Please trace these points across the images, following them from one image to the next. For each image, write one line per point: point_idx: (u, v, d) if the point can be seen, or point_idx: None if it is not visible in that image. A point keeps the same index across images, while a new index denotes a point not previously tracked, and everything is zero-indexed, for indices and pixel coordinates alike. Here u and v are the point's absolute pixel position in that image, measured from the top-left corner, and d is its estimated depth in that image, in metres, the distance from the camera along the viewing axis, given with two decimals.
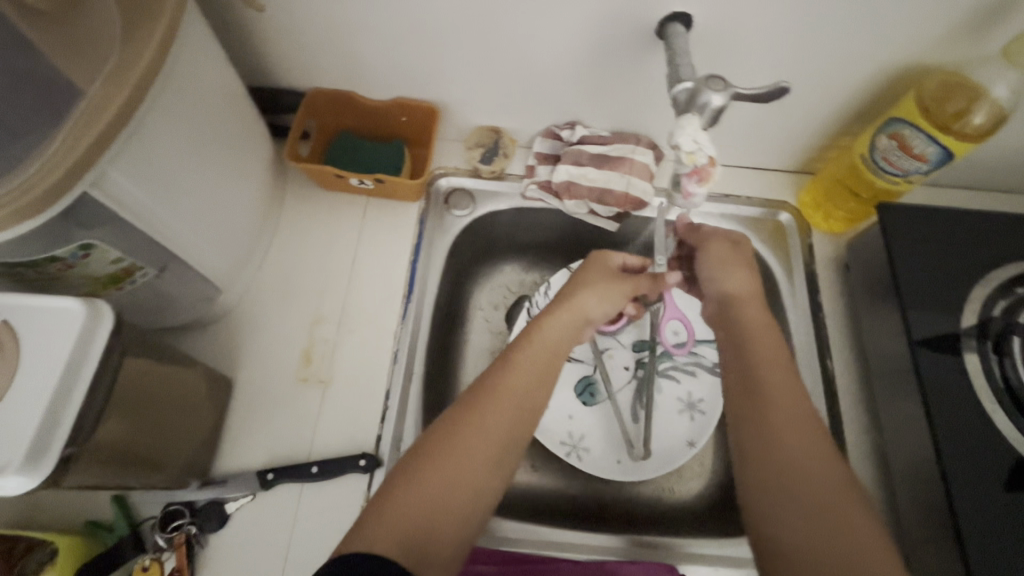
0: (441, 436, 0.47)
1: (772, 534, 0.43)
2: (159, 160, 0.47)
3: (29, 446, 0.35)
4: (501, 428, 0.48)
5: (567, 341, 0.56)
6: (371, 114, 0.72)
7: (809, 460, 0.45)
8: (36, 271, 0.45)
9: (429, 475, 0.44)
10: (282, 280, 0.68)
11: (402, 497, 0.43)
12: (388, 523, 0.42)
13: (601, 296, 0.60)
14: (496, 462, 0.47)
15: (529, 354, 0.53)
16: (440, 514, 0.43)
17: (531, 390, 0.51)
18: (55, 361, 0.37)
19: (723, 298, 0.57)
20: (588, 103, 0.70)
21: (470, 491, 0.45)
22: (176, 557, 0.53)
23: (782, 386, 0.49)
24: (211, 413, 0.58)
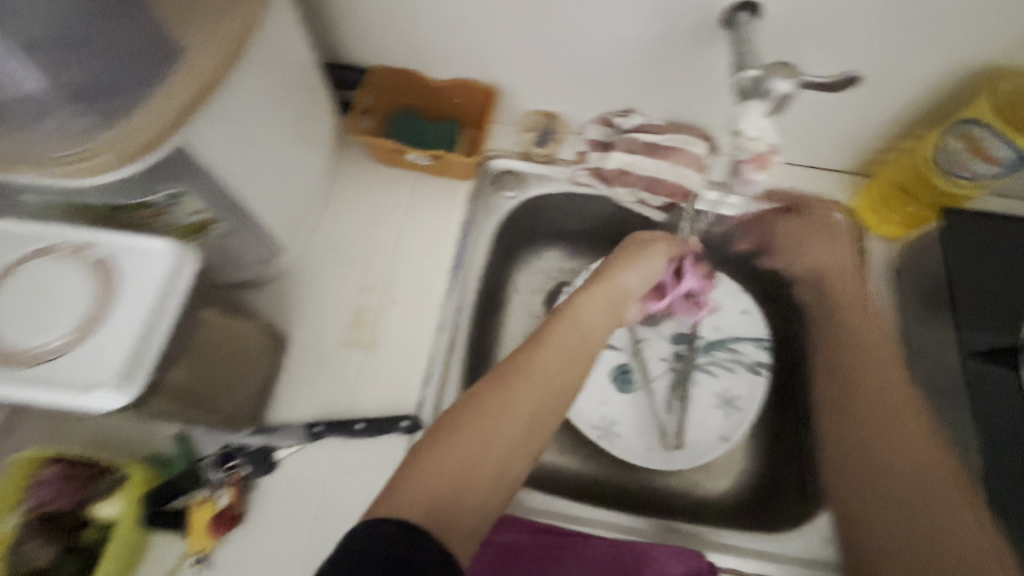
0: (476, 401, 0.50)
1: (866, 532, 0.58)
2: (238, 117, 0.49)
3: (123, 370, 0.37)
4: (529, 408, 0.50)
5: (600, 319, 0.59)
6: (428, 93, 0.74)
7: (898, 461, 0.59)
8: (126, 216, 0.49)
9: (455, 444, 0.46)
10: (337, 247, 0.70)
11: (435, 456, 0.46)
12: (421, 486, 0.43)
13: (633, 267, 0.64)
14: (528, 433, 0.49)
15: (563, 339, 0.55)
16: (462, 482, 0.45)
17: (563, 368, 0.54)
18: (148, 297, 0.40)
19: (812, 269, 0.73)
20: (647, 91, 0.70)
21: (496, 464, 0.47)
22: (231, 493, 0.56)
23: (880, 395, 0.64)
24: (266, 364, 0.62)
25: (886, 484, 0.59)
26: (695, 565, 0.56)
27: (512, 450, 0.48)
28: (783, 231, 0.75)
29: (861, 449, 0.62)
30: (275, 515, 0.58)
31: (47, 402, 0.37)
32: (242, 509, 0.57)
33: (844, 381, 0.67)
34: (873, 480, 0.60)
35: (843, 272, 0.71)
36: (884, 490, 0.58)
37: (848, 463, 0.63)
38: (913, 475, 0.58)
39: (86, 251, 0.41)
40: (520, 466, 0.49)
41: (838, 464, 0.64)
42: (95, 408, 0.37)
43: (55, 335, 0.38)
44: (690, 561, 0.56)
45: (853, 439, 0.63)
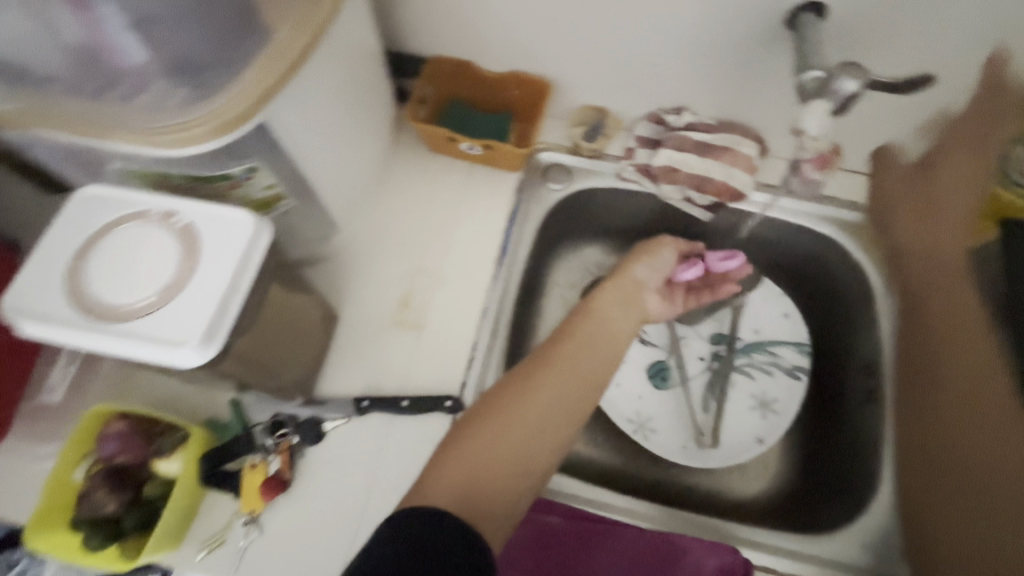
0: (494, 399, 0.51)
1: (938, 523, 0.53)
2: (313, 99, 0.52)
3: (205, 330, 0.40)
4: (552, 402, 0.51)
5: (619, 312, 0.60)
6: (484, 85, 0.75)
7: (977, 447, 0.53)
8: (208, 187, 0.51)
9: (477, 437, 0.48)
10: (387, 230, 0.72)
11: (455, 455, 0.47)
12: (442, 477, 0.45)
13: (645, 262, 0.64)
14: (546, 428, 0.50)
15: (584, 336, 0.56)
16: (485, 474, 0.46)
17: (580, 360, 0.54)
18: (227, 264, 0.42)
19: (897, 246, 0.64)
20: (701, 88, 0.71)
21: (518, 456, 0.48)
22: (280, 459, 0.59)
23: (961, 370, 0.57)
24: (318, 338, 0.64)
25: (969, 470, 0.53)
26: (729, 561, 0.56)
27: (535, 442, 0.49)
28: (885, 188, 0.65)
29: (947, 446, 0.55)
30: (322, 483, 0.60)
31: (136, 355, 0.40)
32: (290, 475, 0.60)
33: (928, 358, 0.59)
34: (960, 472, 0.53)
35: (951, 245, 0.60)
36: (957, 479, 0.53)
37: (941, 463, 0.55)
38: (995, 462, 0.52)
39: (172, 218, 0.44)
40: (548, 457, 0.49)
41: (916, 451, 0.57)
42: (180, 363, 0.40)
43: (143, 295, 0.41)
44: (724, 556, 0.56)
45: (932, 427, 0.56)
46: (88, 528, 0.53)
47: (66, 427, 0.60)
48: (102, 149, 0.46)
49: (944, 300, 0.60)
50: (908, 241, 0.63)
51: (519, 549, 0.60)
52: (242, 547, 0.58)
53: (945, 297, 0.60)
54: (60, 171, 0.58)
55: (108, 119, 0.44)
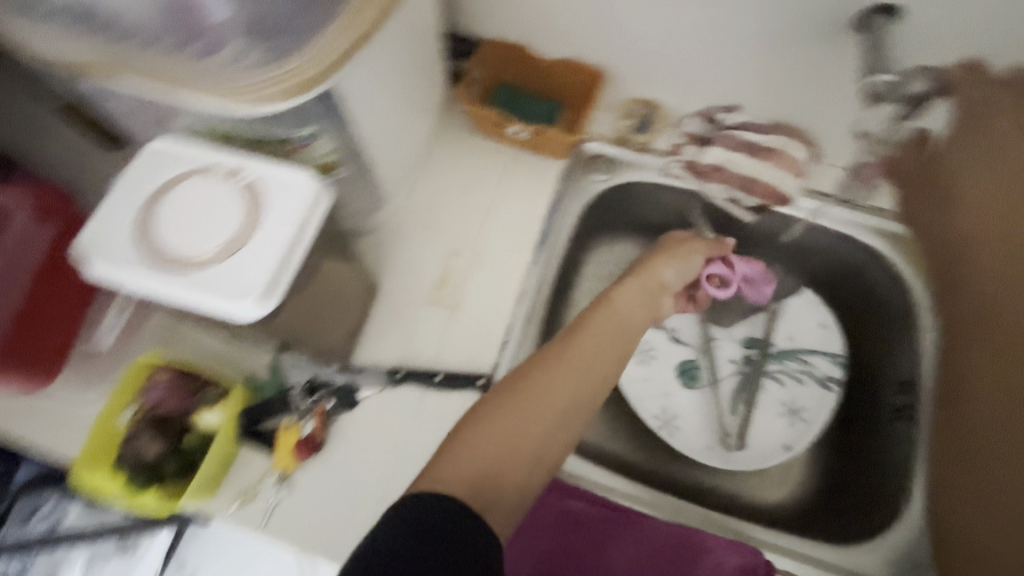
0: (511, 387, 0.49)
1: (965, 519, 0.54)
2: (379, 70, 0.53)
3: (265, 286, 0.41)
4: (569, 390, 0.49)
5: (640, 309, 0.59)
6: (537, 70, 0.75)
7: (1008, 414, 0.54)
8: (269, 147, 0.52)
9: (492, 422, 0.46)
10: (428, 207, 0.72)
11: (469, 444, 0.44)
12: (456, 461, 0.43)
13: (674, 263, 0.64)
14: (563, 419, 0.48)
15: (599, 326, 0.55)
16: (501, 459, 0.44)
17: (599, 352, 0.53)
18: (289, 224, 0.43)
19: (956, 233, 0.58)
20: (758, 88, 0.70)
21: (534, 444, 0.46)
22: (314, 422, 0.60)
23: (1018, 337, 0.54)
24: (357, 308, 0.65)
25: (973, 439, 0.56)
26: (749, 560, 0.56)
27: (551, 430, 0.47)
28: (944, 153, 0.58)
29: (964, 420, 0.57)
30: (352, 448, 0.61)
31: (204, 309, 0.42)
32: (324, 438, 0.61)
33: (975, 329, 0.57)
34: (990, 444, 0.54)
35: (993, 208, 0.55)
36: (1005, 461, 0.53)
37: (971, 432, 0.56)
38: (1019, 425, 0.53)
39: (235, 174, 0.45)
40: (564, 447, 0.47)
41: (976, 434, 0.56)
42: (242, 317, 0.42)
43: (207, 249, 0.43)
44: (747, 556, 0.56)
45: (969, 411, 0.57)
46: (131, 471, 0.56)
47: (114, 373, 0.62)
48: (169, 101, 0.47)
49: (992, 260, 0.56)
50: (964, 228, 0.57)
51: (543, 530, 0.58)
52: (272, 503, 0.59)
53: (973, 263, 0.57)
54: (125, 126, 0.60)
55: (182, 71, 0.45)
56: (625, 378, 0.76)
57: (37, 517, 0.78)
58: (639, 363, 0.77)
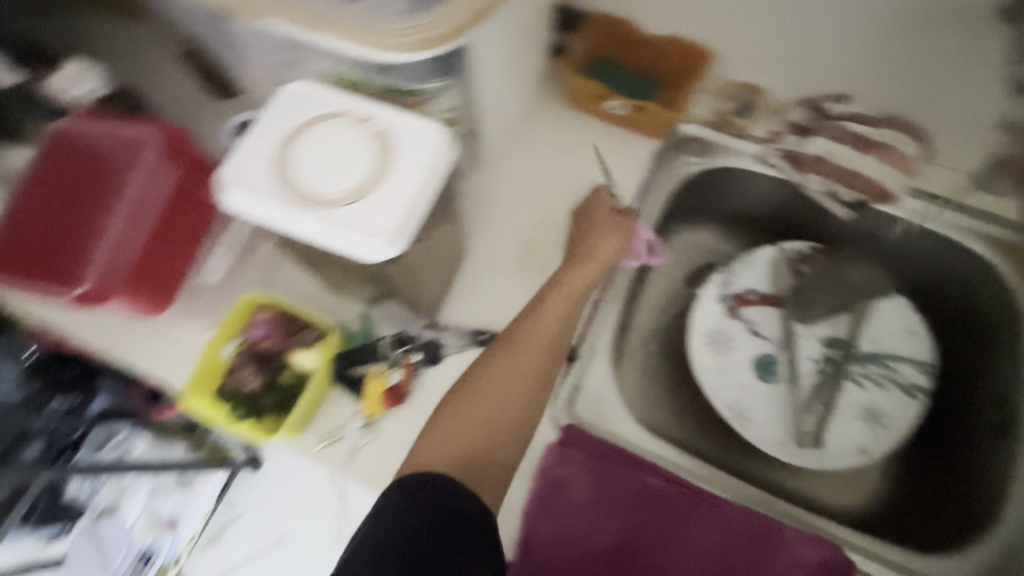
0: (472, 376, 0.55)
1: None
2: (507, 32, 0.55)
3: (398, 231, 0.44)
4: (525, 369, 0.56)
5: (587, 284, 0.62)
6: (641, 47, 0.75)
7: None
8: (394, 102, 0.54)
9: (461, 407, 0.53)
10: (519, 177, 0.73)
11: (442, 432, 0.52)
12: (431, 442, 0.51)
13: (608, 239, 0.65)
14: (526, 399, 0.55)
15: (547, 305, 0.60)
16: (468, 437, 0.52)
17: (546, 332, 0.58)
18: (421, 172, 0.45)
19: None
20: (870, 77, 0.69)
21: (498, 420, 0.53)
22: (403, 372, 0.62)
23: None
24: (450, 268, 0.66)
25: None
26: (831, 556, 0.57)
27: (512, 404, 0.54)
28: None
29: None
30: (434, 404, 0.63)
31: (339, 248, 0.44)
32: (410, 388, 0.63)
33: None
34: None
35: None
36: None
37: None
38: None
39: (369, 121, 0.47)
40: (528, 415, 0.55)
41: None
42: (371, 258, 0.44)
43: (340, 187, 0.45)
44: (827, 550, 0.57)
45: None
46: (231, 400, 0.59)
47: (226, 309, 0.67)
48: (314, 43, 0.50)
49: None
50: None
51: (618, 499, 0.59)
52: (356, 446, 0.62)
53: None
54: (253, 73, 0.63)
55: (331, 14, 0.48)
56: (699, 366, 0.75)
57: (109, 445, 0.78)
58: (715, 353, 0.76)
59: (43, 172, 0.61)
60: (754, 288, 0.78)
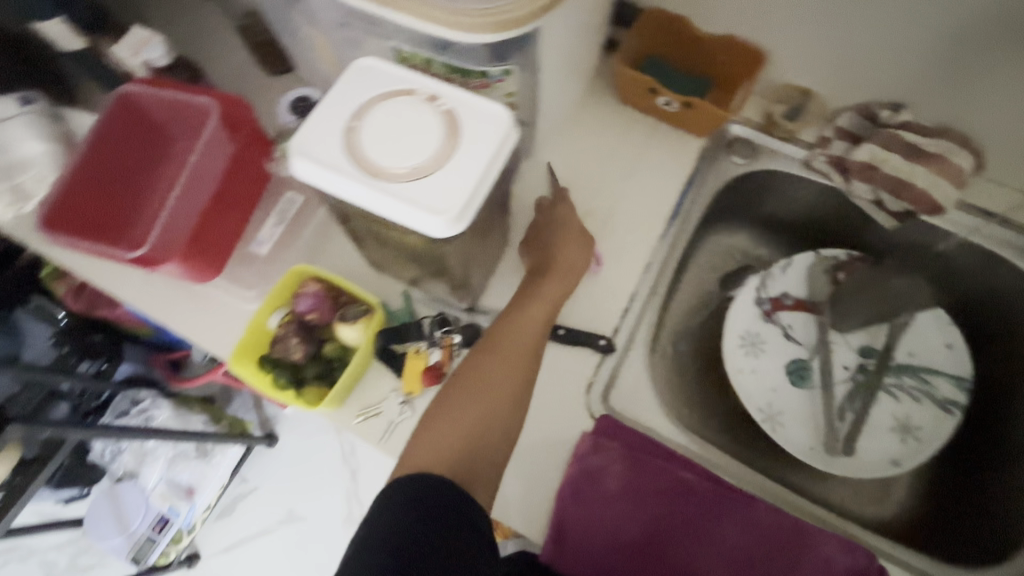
0: (444, 396, 0.55)
1: None
2: (572, 22, 0.55)
3: (462, 208, 0.44)
4: (491, 384, 0.55)
5: (558, 292, 0.61)
6: (694, 45, 0.74)
7: None
8: (463, 82, 0.55)
9: (432, 427, 0.52)
10: (564, 167, 0.73)
11: (423, 451, 0.51)
12: (404, 467, 0.50)
13: (573, 247, 0.64)
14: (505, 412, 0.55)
15: (512, 320, 0.59)
16: (439, 457, 0.50)
17: (516, 342, 0.58)
18: (487, 153, 0.46)
19: None
20: (927, 87, 0.68)
21: (472, 439, 0.52)
22: (442, 353, 0.62)
23: None
24: (494, 253, 0.67)
25: None
26: (861, 564, 0.57)
27: (484, 422, 0.53)
28: None
29: None
30: None
31: (403, 222, 0.45)
32: (447, 368, 0.63)
33: None
34: None
35: None
36: None
37: None
38: None
39: (437, 101, 0.47)
40: (503, 433, 0.54)
41: None
42: (433, 233, 0.45)
43: (407, 163, 0.45)
44: (858, 558, 0.57)
45: None
46: (274, 368, 0.60)
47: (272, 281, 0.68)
48: (388, 21, 0.51)
49: None
50: None
51: (651, 491, 0.60)
52: (393, 422, 0.62)
53: None
54: (314, 49, 0.64)
55: None
56: (732, 367, 0.75)
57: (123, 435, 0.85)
58: (749, 355, 0.76)
59: (103, 138, 0.62)
60: (789, 292, 0.78)
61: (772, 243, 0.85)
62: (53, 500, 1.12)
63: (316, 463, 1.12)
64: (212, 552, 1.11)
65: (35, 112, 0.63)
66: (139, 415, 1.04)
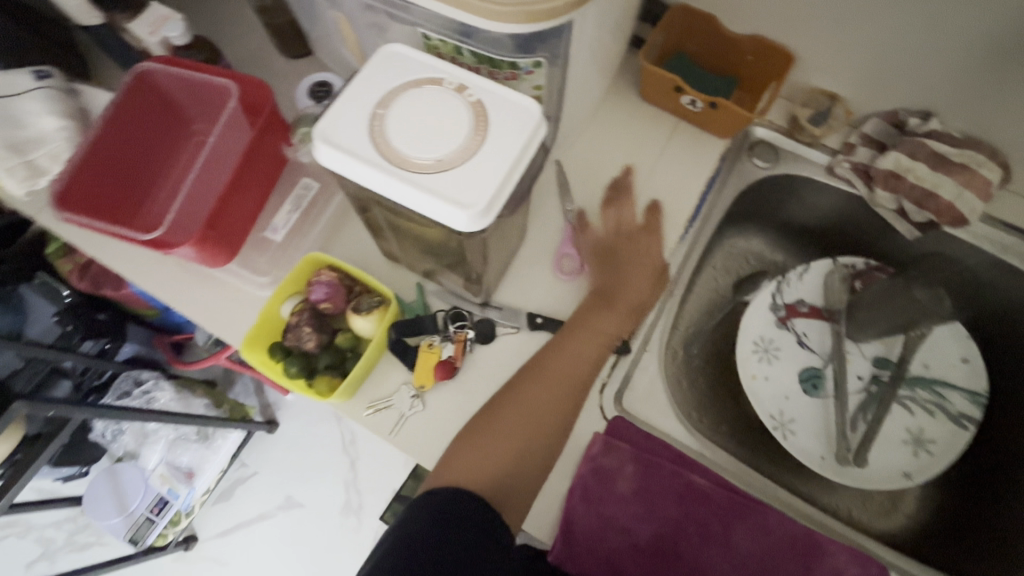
0: (497, 404, 0.56)
1: None
2: (603, 16, 0.54)
3: (487, 203, 0.43)
4: (545, 404, 0.56)
5: (622, 325, 0.62)
6: (722, 43, 0.72)
7: None
8: (490, 72, 0.54)
9: (479, 441, 0.53)
10: (585, 164, 0.72)
11: (472, 454, 0.52)
12: (448, 474, 0.51)
13: (643, 280, 0.64)
14: (553, 432, 0.56)
15: (569, 346, 0.59)
16: (483, 473, 0.51)
17: (574, 367, 0.58)
18: (513, 146, 0.45)
19: None
20: (958, 97, 0.66)
21: (519, 457, 0.53)
22: (455, 347, 0.62)
23: None
24: (510, 249, 0.66)
25: None
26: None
27: (530, 444, 0.54)
28: None
29: None
30: (483, 381, 0.63)
31: (428, 215, 0.44)
32: (460, 362, 0.62)
33: None
34: None
35: None
36: None
37: None
38: None
39: (465, 91, 0.47)
40: (544, 457, 0.55)
41: None
42: (458, 226, 0.44)
43: (432, 153, 0.44)
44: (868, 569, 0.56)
45: None
46: (285, 357, 0.60)
47: (285, 268, 0.67)
48: (415, 6, 0.50)
49: None
50: None
51: (662, 493, 0.60)
52: (404, 415, 0.62)
53: None
54: (335, 33, 0.63)
55: None
56: (744, 374, 0.74)
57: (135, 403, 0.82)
58: (761, 361, 0.75)
59: (120, 114, 0.61)
60: (805, 299, 0.77)
61: (786, 249, 0.84)
62: (51, 477, 1.12)
63: (317, 452, 1.12)
64: (209, 537, 1.10)
65: (50, 87, 0.63)
66: (141, 397, 1.03)
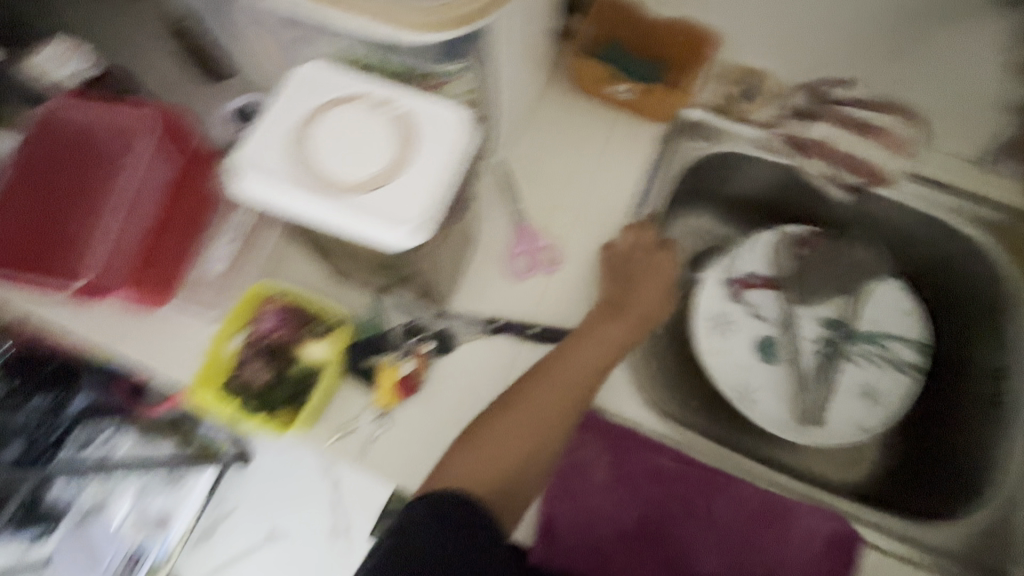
0: (500, 410, 0.55)
1: None
2: (523, 15, 0.54)
3: (427, 216, 0.43)
4: (548, 408, 0.55)
5: (633, 335, 0.62)
6: (649, 29, 0.74)
7: None
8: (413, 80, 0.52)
9: (469, 447, 0.52)
10: (528, 162, 0.72)
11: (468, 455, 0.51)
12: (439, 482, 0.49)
13: (652, 290, 0.65)
14: (556, 437, 0.54)
15: (576, 353, 0.59)
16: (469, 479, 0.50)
17: (584, 373, 0.58)
18: (444, 156, 0.44)
19: None
20: (870, 61, 0.71)
21: (514, 464, 0.52)
22: (416, 361, 0.61)
23: None
24: (462, 255, 0.65)
25: None
26: (843, 526, 0.59)
27: (534, 451, 0.53)
28: None
29: None
30: (448, 390, 0.63)
31: (364, 234, 0.43)
32: (424, 376, 0.62)
33: None
34: None
35: None
36: None
37: None
38: None
39: (390, 104, 0.46)
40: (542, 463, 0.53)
41: None
42: (398, 243, 0.43)
43: (365, 171, 0.43)
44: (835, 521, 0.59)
45: None
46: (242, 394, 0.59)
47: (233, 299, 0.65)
48: (331, 21, 0.49)
49: None
50: None
51: (636, 479, 0.61)
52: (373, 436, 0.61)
53: None
54: (256, 53, 0.61)
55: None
56: (705, 351, 0.76)
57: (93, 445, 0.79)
58: (719, 336, 0.77)
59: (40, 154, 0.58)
60: (756, 271, 0.79)
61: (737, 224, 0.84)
62: None
63: None
64: None
65: None
66: None
